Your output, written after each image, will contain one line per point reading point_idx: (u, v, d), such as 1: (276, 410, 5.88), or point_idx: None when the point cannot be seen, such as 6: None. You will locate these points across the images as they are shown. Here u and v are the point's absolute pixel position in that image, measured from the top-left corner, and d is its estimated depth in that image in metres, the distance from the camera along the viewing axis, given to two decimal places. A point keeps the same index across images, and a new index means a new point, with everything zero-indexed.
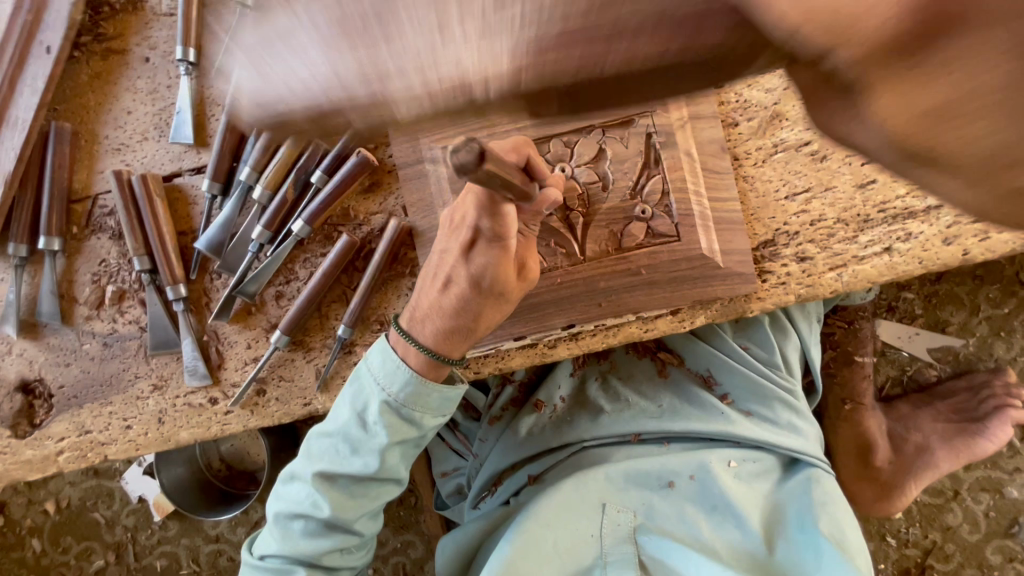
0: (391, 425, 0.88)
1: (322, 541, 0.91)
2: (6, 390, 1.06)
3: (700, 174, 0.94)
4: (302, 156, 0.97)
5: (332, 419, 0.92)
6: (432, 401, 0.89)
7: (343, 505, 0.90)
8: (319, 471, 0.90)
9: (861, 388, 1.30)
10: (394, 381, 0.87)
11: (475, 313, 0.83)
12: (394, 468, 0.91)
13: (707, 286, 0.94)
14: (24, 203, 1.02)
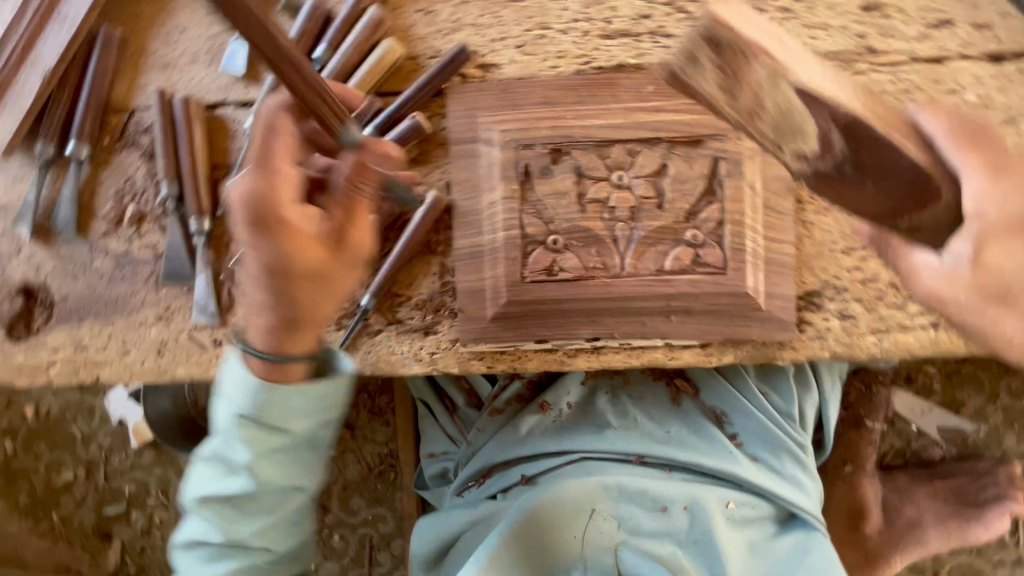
0: (246, 439, 0.81)
1: (219, 567, 0.85)
2: (8, 290, 1.02)
3: (761, 211, 0.90)
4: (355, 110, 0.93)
5: (205, 448, 0.86)
6: (295, 404, 0.80)
7: (240, 534, 0.85)
8: (202, 497, 0.85)
9: (866, 453, 1.27)
10: (240, 394, 0.80)
11: (264, 295, 0.72)
12: (280, 482, 0.84)
13: (742, 325, 0.91)
14: (60, 103, 0.98)
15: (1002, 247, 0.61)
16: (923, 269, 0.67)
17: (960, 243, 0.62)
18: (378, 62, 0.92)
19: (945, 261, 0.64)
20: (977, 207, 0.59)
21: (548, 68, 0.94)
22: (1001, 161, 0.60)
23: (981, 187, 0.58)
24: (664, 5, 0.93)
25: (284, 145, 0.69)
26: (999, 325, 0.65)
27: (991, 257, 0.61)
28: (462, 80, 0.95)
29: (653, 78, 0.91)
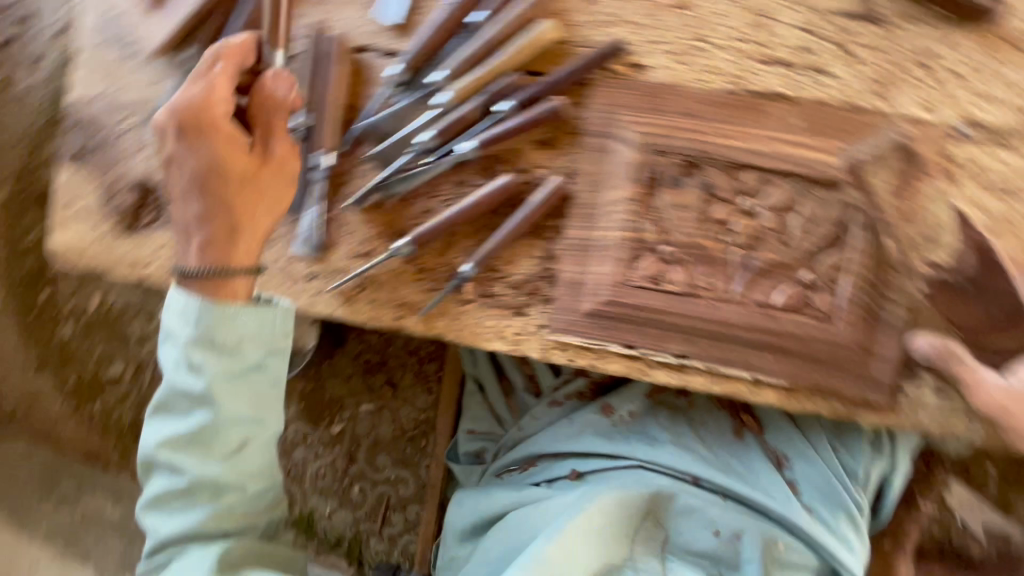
0: (211, 368, 0.89)
1: (192, 513, 0.94)
2: (128, 184, 1.06)
3: (882, 268, 0.89)
4: (498, 83, 0.94)
5: (160, 395, 0.94)
6: (245, 327, 0.91)
7: (194, 459, 0.92)
8: (162, 441, 0.92)
9: (909, 530, 1.18)
10: (189, 322, 0.90)
11: (211, 208, 0.91)
12: (242, 407, 0.92)
13: (836, 376, 0.90)
14: (219, 15, 1.03)
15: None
16: (991, 384, 0.87)
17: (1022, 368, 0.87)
18: (532, 40, 0.92)
19: (1009, 381, 0.87)
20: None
21: (698, 80, 0.93)
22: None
23: None
24: (830, 45, 0.92)
25: (218, 79, 0.90)
26: None
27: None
28: (609, 74, 0.94)
29: (803, 114, 0.91)
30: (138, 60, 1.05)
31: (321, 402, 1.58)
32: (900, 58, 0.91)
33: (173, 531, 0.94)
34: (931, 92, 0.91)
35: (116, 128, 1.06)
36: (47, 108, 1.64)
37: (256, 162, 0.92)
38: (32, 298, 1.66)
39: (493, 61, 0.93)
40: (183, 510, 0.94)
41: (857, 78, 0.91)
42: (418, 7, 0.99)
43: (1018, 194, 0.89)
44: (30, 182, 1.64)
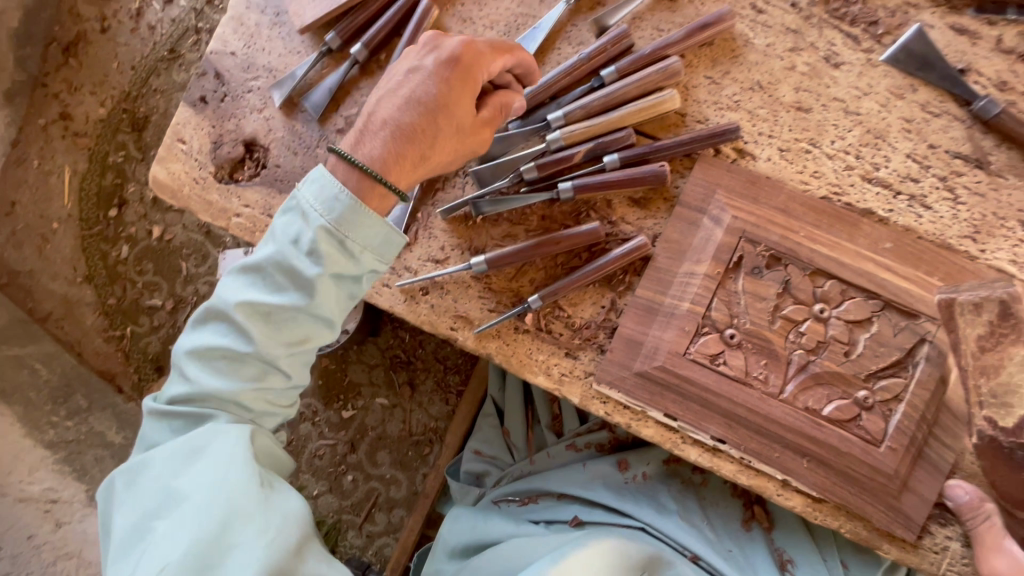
0: (326, 260, 0.82)
1: (228, 383, 0.84)
2: (237, 138, 1.11)
3: (940, 408, 0.89)
4: (609, 136, 0.97)
5: (256, 255, 0.84)
6: (373, 238, 0.84)
7: (265, 337, 0.83)
8: (246, 305, 0.82)
9: None
10: (325, 201, 0.82)
11: (416, 128, 0.86)
12: (329, 306, 0.85)
13: (869, 503, 0.89)
14: (368, 9, 1.07)
15: None
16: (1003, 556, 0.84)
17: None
18: (654, 104, 0.96)
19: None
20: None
21: (799, 181, 0.96)
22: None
23: None
24: (935, 179, 0.95)
25: (504, 57, 0.91)
26: None
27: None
28: (716, 153, 0.99)
29: (895, 238, 0.92)
30: (282, 29, 1.12)
31: (338, 384, 1.60)
32: (1001, 211, 0.93)
33: (206, 394, 0.84)
34: None
35: (244, 85, 1.12)
36: (169, 45, 1.75)
37: (475, 119, 0.90)
38: (100, 213, 1.72)
39: (610, 116, 0.97)
40: (224, 375, 0.84)
41: (954, 218, 0.93)
42: (553, 48, 1.05)
43: None
44: (135, 108, 1.74)
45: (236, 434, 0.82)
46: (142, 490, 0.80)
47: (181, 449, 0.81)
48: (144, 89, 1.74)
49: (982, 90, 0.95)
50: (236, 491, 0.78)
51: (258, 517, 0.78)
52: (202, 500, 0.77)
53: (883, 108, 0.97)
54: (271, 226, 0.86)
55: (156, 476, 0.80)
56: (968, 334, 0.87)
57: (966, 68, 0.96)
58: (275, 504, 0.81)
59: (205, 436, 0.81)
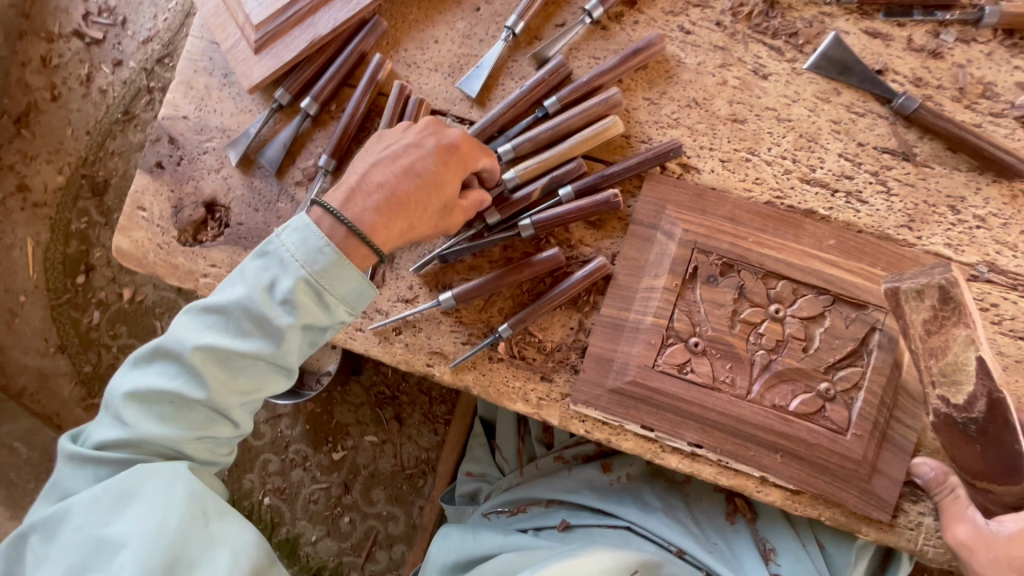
0: (299, 310, 0.84)
1: (174, 430, 0.85)
2: (198, 199, 1.12)
3: (897, 390, 0.93)
4: (561, 168, 1.01)
5: (222, 297, 0.85)
6: (347, 288, 0.87)
7: (219, 383, 0.85)
8: (205, 350, 0.83)
9: None
10: (306, 250, 0.85)
11: (409, 198, 0.90)
12: (291, 358, 0.88)
13: (842, 488, 0.93)
14: (313, 63, 1.10)
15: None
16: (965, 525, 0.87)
17: (1011, 520, 0.85)
18: (598, 133, 0.99)
19: (990, 526, 0.86)
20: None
21: (743, 189, 1.01)
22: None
23: None
24: (866, 174, 1.00)
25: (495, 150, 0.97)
26: None
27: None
28: (662, 170, 1.03)
29: (837, 234, 0.97)
30: (232, 90, 1.14)
31: (325, 427, 1.60)
32: (930, 198, 0.99)
33: (150, 436, 0.84)
34: (956, 232, 0.98)
35: (199, 147, 1.14)
36: (123, 106, 1.75)
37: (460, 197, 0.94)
38: (67, 281, 1.71)
39: (559, 150, 1.01)
40: (173, 417, 0.85)
41: (889, 209, 0.99)
42: (497, 84, 1.09)
43: None
44: (93, 173, 1.74)
45: (173, 470, 0.85)
46: (66, 545, 0.80)
47: (110, 492, 0.81)
48: (101, 152, 1.74)
49: (900, 87, 1.01)
50: (179, 531, 0.82)
51: (206, 551, 0.83)
52: (137, 545, 0.79)
53: (811, 113, 1.02)
54: (243, 264, 0.86)
55: (81, 523, 0.80)
56: (915, 319, 0.87)
57: (883, 69, 1.02)
58: (221, 537, 0.86)
59: (137, 477, 0.82)
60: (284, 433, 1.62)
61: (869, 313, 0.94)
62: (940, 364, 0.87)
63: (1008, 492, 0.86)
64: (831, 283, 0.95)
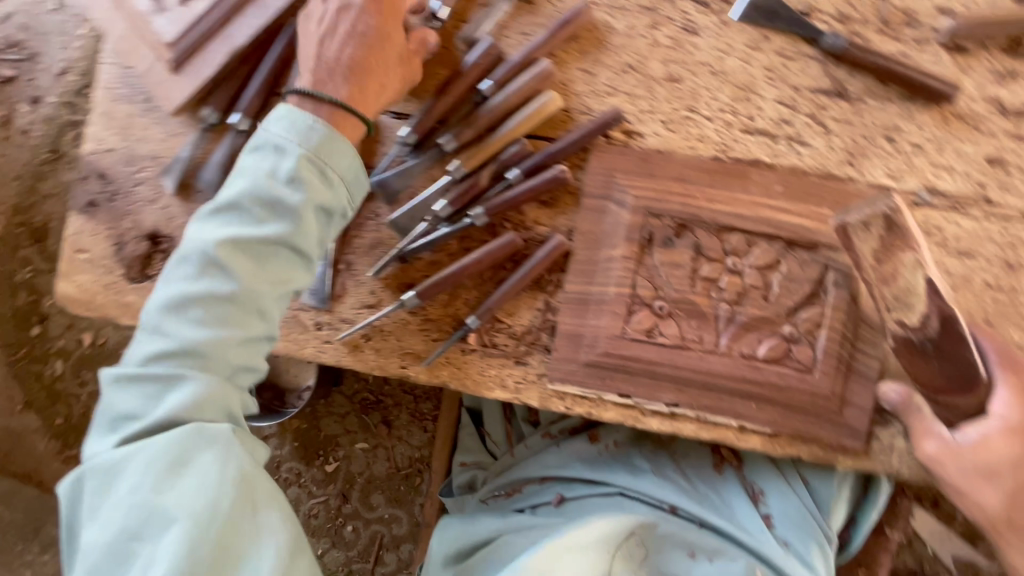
0: (307, 188, 0.85)
1: (209, 333, 0.81)
2: (139, 233, 1.08)
3: (858, 323, 0.96)
4: (506, 151, 1.00)
5: (227, 194, 0.85)
6: (344, 164, 0.90)
7: (250, 273, 0.84)
8: (227, 240, 0.83)
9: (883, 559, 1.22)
10: (293, 133, 0.87)
11: (365, 60, 0.93)
12: (311, 241, 0.87)
13: (815, 423, 0.97)
14: (237, 76, 1.07)
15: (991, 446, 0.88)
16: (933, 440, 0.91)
17: (972, 428, 0.89)
18: (536, 111, 0.99)
19: (955, 438, 0.90)
20: (999, 411, 0.89)
21: (687, 147, 1.01)
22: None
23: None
24: (805, 116, 1.02)
25: None
26: (981, 496, 0.90)
27: (991, 445, 0.88)
28: (607, 139, 1.02)
29: (783, 180, 0.99)
30: (155, 114, 1.10)
31: (314, 441, 1.59)
32: (867, 131, 1.01)
33: (198, 336, 0.80)
34: (896, 162, 1.00)
35: (131, 179, 1.09)
36: (50, 145, 1.66)
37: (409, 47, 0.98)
38: (21, 334, 1.64)
39: (501, 133, 0.99)
40: (208, 321, 0.82)
41: (830, 148, 1.01)
42: (430, 73, 1.06)
43: (975, 255, 0.99)
44: (31, 218, 1.66)
45: (226, 440, 0.80)
46: (117, 504, 0.76)
47: (166, 452, 0.77)
48: (34, 197, 1.66)
49: (826, 26, 1.03)
50: (225, 509, 0.77)
51: (249, 530, 0.78)
52: (196, 508, 0.75)
53: (745, 63, 1.03)
54: (239, 166, 0.88)
55: (143, 471, 0.76)
56: (864, 250, 0.90)
57: (807, 11, 1.03)
58: (266, 526, 0.80)
59: (193, 445, 0.78)
60: (273, 453, 1.60)
61: (822, 252, 0.97)
62: (892, 292, 0.90)
63: (968, 404, 0.90)
64: (781, 229, 0.97)
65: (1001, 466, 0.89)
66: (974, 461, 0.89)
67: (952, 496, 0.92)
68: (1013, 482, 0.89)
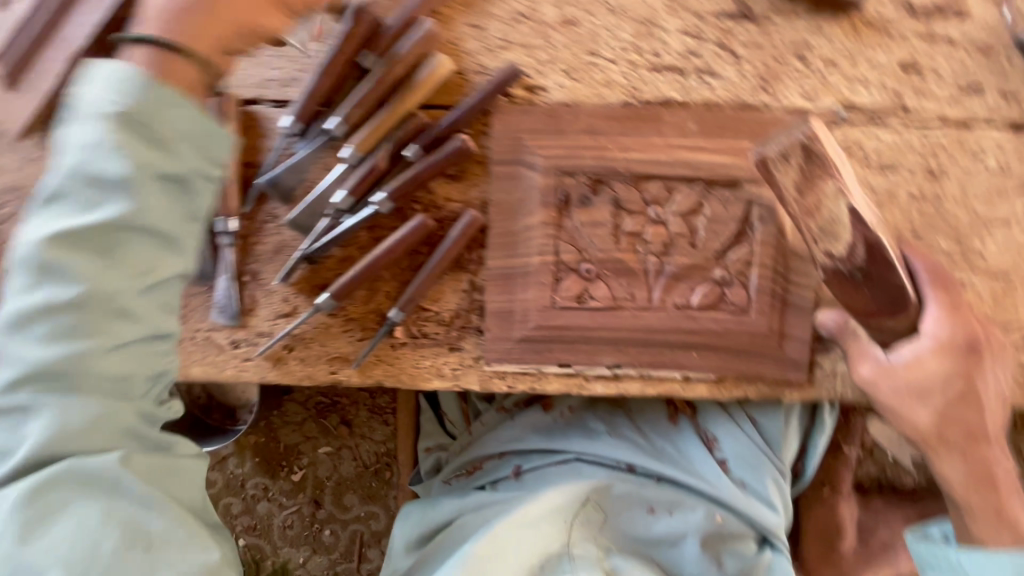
0: (132, 158, 0.66)
1: (60, 349, 0.66)
2: None
3: (787, 256, 0.94)
4: (401, 127, 0.92)
5: (51, 179, 0.67)
6: (181, 121, 0.69)
7: (95, 272, 0.67)
8: (56, 238, 0.65)
9: (843, 475, 1.24)
10: (97, 89, 0.66)
11: (221, 1, 0.74)
12: (162, 219, 0.69)
13: (760, 363, 0.95)
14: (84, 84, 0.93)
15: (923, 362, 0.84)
16: (868, 361, 0.88)
17: (906, 348, 0.85)
18: (427, 78, 0.90)
19: (889, 359, 0.86)
20: (931, 330, 0.85)
21: (594, 95, 0.94)
22: (958, 301, 0.86)
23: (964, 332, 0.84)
24: (712, 45, 0.95)
25: None
26: (914, 415, 0.86)
27: (923, 364, 0.84)
28: (508, 98, 0.94)
29: (696, 117, 0.93)
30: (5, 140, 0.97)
31: (276, 454, 1.54)
32: (778, 53, 0.95)
33: (46, 356, 0.66)
34: (810, 82, 0.95)
35: None
36: None
37: None
38: None
39: (391, 108, 0.90)
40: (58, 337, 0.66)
41: (742, 76, 0.95)
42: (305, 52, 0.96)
43: (899, 168, 0.96)
44: None
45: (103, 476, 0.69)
46: None
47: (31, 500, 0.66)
48: None
49: None
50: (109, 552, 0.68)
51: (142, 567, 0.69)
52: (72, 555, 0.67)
53: None
54: (58, 137, 0.68)
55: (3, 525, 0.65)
56: (785, 182, 0.82)
57: None
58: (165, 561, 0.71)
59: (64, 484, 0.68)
60: (236, 472, 1.55)
61: (744, 188, 0.93)
62: (815, 225, 0.83)
63: (898, 324, 0.85)
64: (700, 170, 0.92)
65: (933, 385, 0.84)
66: (905, 377, 0.85)
67: (884, 414, 0.89)
68: (945, 399, 0.85)
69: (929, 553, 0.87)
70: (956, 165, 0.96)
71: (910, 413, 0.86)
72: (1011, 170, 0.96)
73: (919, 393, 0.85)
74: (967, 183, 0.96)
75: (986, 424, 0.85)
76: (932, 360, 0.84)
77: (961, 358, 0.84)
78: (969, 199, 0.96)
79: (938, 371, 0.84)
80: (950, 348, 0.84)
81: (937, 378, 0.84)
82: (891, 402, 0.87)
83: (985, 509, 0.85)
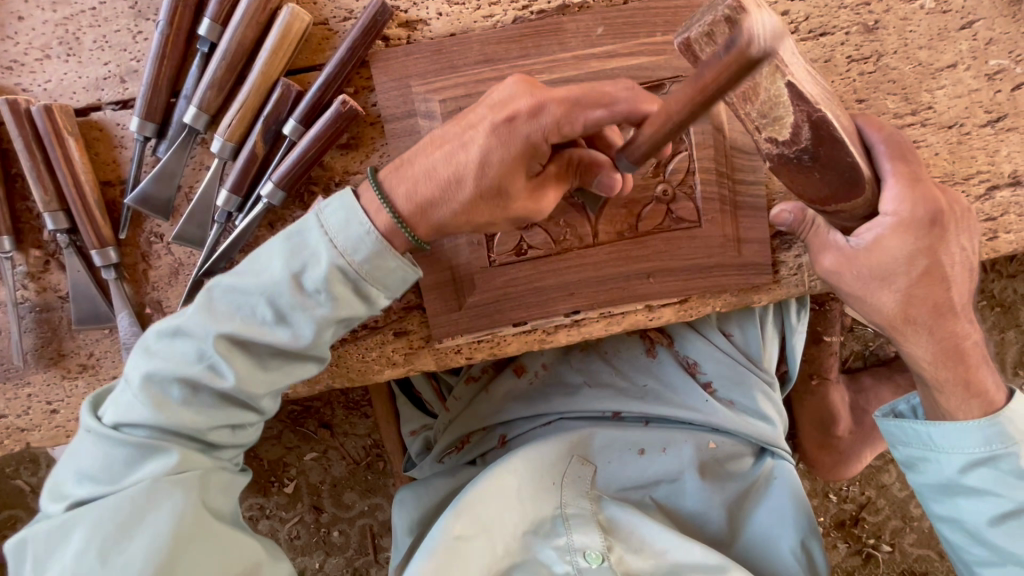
0: (332, 298, 0.67)
1: (209, 413, 0.68)
2: None
3: (729, 154, 0.87)
4: (270, 101, 0.78)
5: (258, 278, 0.67)
6: (389, 276, 0.69)
7: (247, 375, 0.68)
8: (225, 334, 0.66)
9: (829, 363, 1.22)
10: (354, 246, 0.66)
11: (477, 214, 0.69)
12: (327, 347, 0.71)
13: (723, 275, 0.89)
14: None
15: (891, 241, 0.77)
16: (833, 248, 0.81)
17: (865, 231, 0.78)
18: (282, 36, 0.76)
19: (850, 243, 0.80)
20: (891, 208, 0.76)
21: (483, 18, 0.83)
22: (918, 170, 0.77)
23: (930, 200, 0.77)
24: None
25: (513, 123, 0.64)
26: (881, 298, 0.80)
27: (886, 245, 0.77)
28: (386, 43, 0.83)
29: (602, 18, 0.81)
30: None
31: (261, 472, 1.48)
32: None
33: (182, 417, 0.67)
34: None
35: None
36: None
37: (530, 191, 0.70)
38: None
39: (251, 82, 0.77)
40: (208, 407, 0.68)
41: None
42: (135, 36, 0.81)
43: (832, 31, 0.87)
44: None
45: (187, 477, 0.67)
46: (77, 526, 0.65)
47: (118, 510, 0.64)
48: None
49: None
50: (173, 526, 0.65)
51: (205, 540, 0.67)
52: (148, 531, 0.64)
53: None
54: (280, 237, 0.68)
55: (85, 540, 0.63)
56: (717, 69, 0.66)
57: None
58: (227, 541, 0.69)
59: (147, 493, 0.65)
60: None
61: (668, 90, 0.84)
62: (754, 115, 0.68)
63: (857, 206, 0.76)
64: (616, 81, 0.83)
65: (896, 266, 0.77)
66: (872, 262, 0.78)
67: (847, 300, 0.84)
68: (910, 278, 0.78)
69: (898, 428, 0.85)
70: (892, 13, 0.87)
71: (878, 296, 0.80)
72: (951, 5, 0.87)
73: (886, 275, 0.78)
74: (906, 31, 0.87)
75: (953, 294, 0.79)
76: (902, 238, 0.76)
77: (930, 227, 0.77)
78: (911, 49, 0.87)
79: (905, 247, 0.76)
80: (916, 222, 0.76)
81: (904, 250, 0.77)
82: (857, 287, 0.81)
83: (955, 381, 0.81)
